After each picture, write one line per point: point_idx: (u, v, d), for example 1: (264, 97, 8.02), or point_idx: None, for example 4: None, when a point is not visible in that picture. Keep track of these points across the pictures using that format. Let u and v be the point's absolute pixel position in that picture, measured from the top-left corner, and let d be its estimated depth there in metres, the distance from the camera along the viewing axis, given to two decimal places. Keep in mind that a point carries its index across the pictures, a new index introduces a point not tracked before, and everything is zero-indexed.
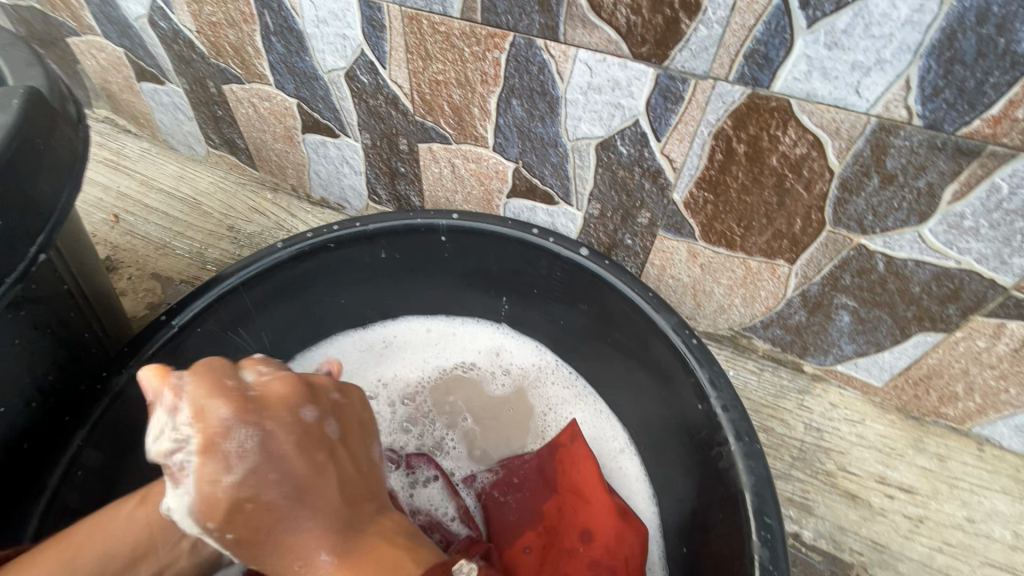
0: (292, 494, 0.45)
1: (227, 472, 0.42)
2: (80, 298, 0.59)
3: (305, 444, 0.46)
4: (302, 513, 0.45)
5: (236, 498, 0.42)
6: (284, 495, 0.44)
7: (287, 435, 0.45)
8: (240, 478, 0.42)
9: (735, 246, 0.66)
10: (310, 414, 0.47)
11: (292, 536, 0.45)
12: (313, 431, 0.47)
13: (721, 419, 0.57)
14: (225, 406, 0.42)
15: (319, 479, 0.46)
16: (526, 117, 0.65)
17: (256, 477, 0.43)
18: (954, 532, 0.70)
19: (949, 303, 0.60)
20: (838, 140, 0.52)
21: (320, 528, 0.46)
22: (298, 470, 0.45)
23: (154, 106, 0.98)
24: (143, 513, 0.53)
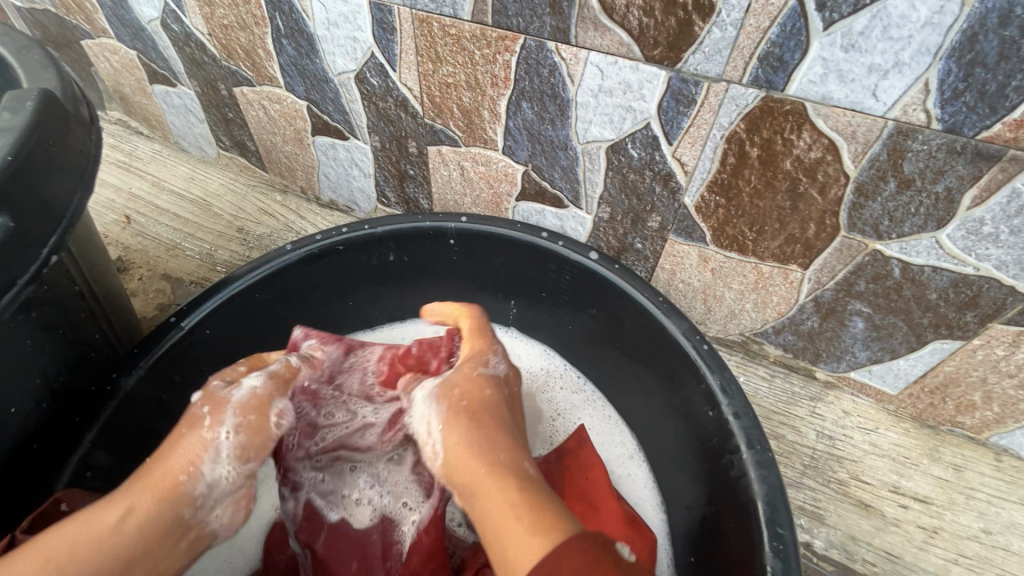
0: (500, 417, 0.53)
1: (487, 383, 0.56)
2: (92, 299, 0.60)
3: (495, 392, 0.57)
4: (490, 438, 0.51)
5: (467, 405, 0.53)
6: (474, 426, 0.52)
7: (488, 372, 0.57)
8: (461, 412, 0.53)
9: (746, 251, 0.65)
10: (498, 364, 0.59)
11: (489, 455, 0.49)
12: (496, 381, 0.57)
13: (732, 426, 0.56)
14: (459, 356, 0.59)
15: (503, 415, 0.54)
16: (536, 120, 0.65)
17: (455, 403, 0.53)
18: (970, 544, 0.68)
19: (967, 310, 0.59)
20: (854, 143, 0.51)
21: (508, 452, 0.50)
22: (484, 405, 0.54)
23: (166, 108, 0.99)
24: (133, 518, 0.46)
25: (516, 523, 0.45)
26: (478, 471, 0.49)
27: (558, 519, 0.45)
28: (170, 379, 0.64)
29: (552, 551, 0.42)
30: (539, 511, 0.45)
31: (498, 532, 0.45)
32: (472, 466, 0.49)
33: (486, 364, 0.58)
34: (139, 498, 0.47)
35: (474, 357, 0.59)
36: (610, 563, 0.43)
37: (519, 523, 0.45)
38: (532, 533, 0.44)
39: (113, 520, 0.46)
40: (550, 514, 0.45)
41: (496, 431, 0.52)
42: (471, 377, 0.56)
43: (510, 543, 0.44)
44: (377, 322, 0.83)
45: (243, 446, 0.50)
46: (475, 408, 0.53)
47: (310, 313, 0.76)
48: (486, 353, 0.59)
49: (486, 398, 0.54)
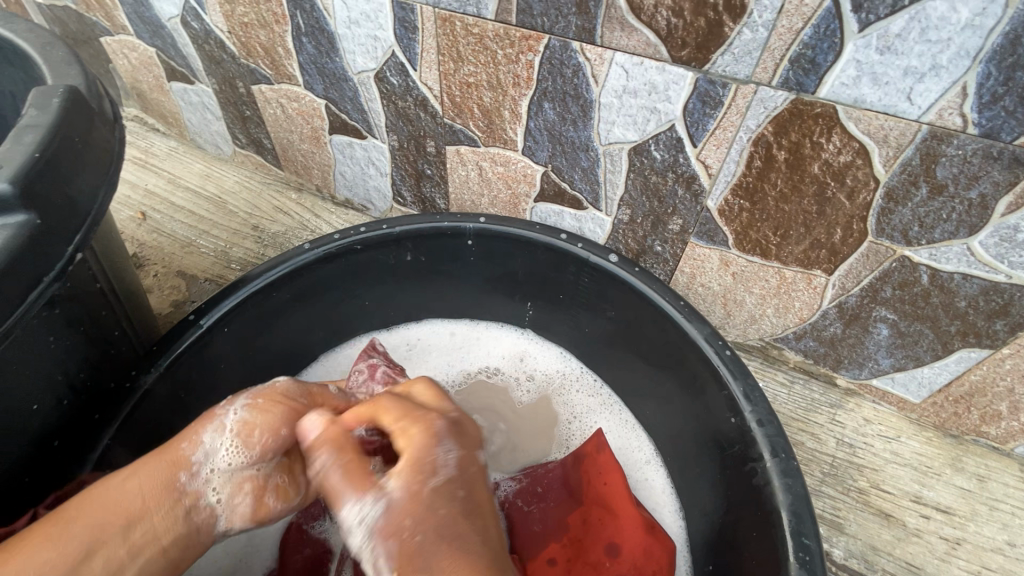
0: (445, 534, 0.42)
1: (428, 491, 0.43)
2: (112, 296, 0.60)
3: (440, 501, 0.43)
4: (449, 559, 0.41)
5: (399, 539, 0.41)
6: (424, 544, 0.41)
7: (424, 485, 0.43)
8: (411, 539, 0.41)
9: (769, 255, 0.64)
10: (449, 458, 0.45)
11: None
12: (438, 489, 0.43)
13: (756, 434, 0.55)
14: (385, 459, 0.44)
15: (471, 517, 0.44)
16: (557, 121, 0.64)
17: (391, 530, 0.41)
18: (994, 556, 0.67)
19: (997, 319, 0.58)
20: (886, 148, 0.50)
21: (474, 563, 0.41)
22: (436, 509, 0.43)
23: (183, 106, 0.99)
24: (136, 484, 0.48)
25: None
26: None
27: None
28: (188, 377, 0.64)
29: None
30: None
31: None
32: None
33: (432, 468, 0.44)
34: (148, 467, 0.49)
35: (418, 466, 0.44)
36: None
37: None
38: None
39: (123, 488, 0.47)
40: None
41: (449, 553, 0.41)
42: (414, 496, 0.43)
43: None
44: (393, 321, 0.82)
45: (249, 422, 0.50)
46: (417, 540, 0.41)
47: (327, 312, 0.76)
48: (432, 449, 0.44)
49: (420, 520, 0.42)
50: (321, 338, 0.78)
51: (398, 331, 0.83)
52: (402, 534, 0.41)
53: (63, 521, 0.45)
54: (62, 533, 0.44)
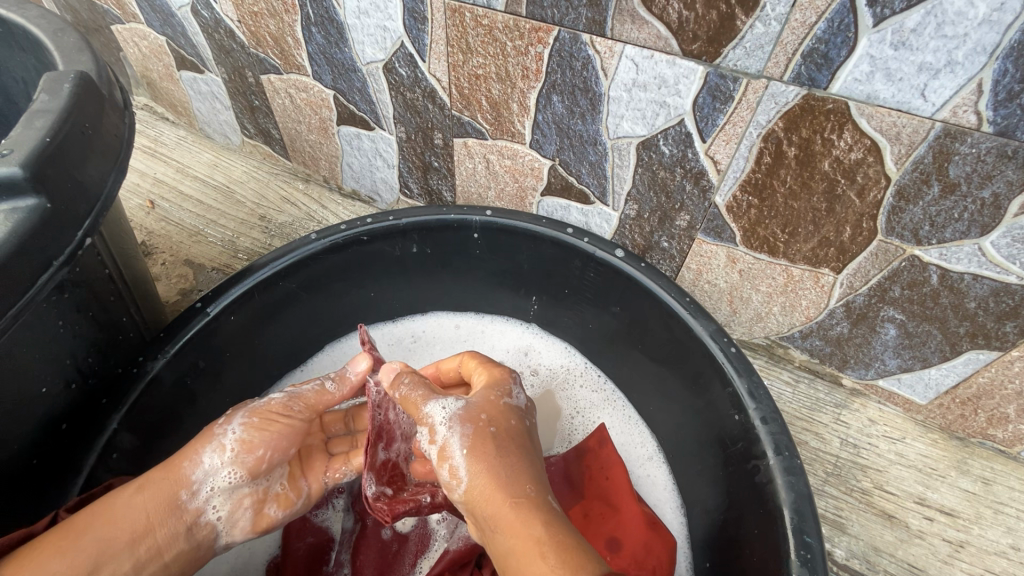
0: (515, 445, 0.53)
1: (508, 412, 0.55)
2: (120, 283, 0.60)
3: (513, 420, 0.55)
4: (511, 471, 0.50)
5: (486, 431, 0.52)
6: (495, 460, 0.51)
7: (504, 403, 0.56)
8: (497, 444, 0.52)
9: (777, 253, 0.64)
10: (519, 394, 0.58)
11: (505, 485, 0.49)
12: (516, 411, 0.56)
13: (759, 432, 0.55)
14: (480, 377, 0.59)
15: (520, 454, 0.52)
16: (566, 114, 0.64)
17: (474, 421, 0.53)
18: (997, 560, 0.67)
19: (1007, 321, 0.57)
20: (898, 145, 0.50)
21: (532, 482, 0.50)
22: (502, 432, 0.53)
23: (192, 95, 0.99)
24: (143, 497, 0.52)
25: (549, 553, 0.44)
26: (501, 503, 0.48)
27: (588, 556, 0.45)
28: (195, 364, 0.64)
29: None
30: (562, 537, 0.46)
31: (521, 561, 0.45)
32: (501, 496, 0.49)
33: (509, 395, 0.57)
34: (155, 483, 0.53)
35: (498, 386, 0.57)
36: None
37: (544, 558, 0.44)
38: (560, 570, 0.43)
39: (129, 495, 0.52)
40: (580, 554, 0.44)
41: (519, 466, 0.51)
42: (497, 405, 0.55)
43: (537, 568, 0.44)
44: (399, 313, 0.83)
45: (248, 441, 0.56)
46: (503, 439, 0.52)
47: (332, 303, 0.76)
48: (508, 381, 0.58)
49: (506, 427, 0.54)
50: (326, 329, 0.78)
51: (403, 323, 0.83)
52: (488, 431, 0.52)
53: (75, 523, 0.50)
54: (73, 541, 0.49)
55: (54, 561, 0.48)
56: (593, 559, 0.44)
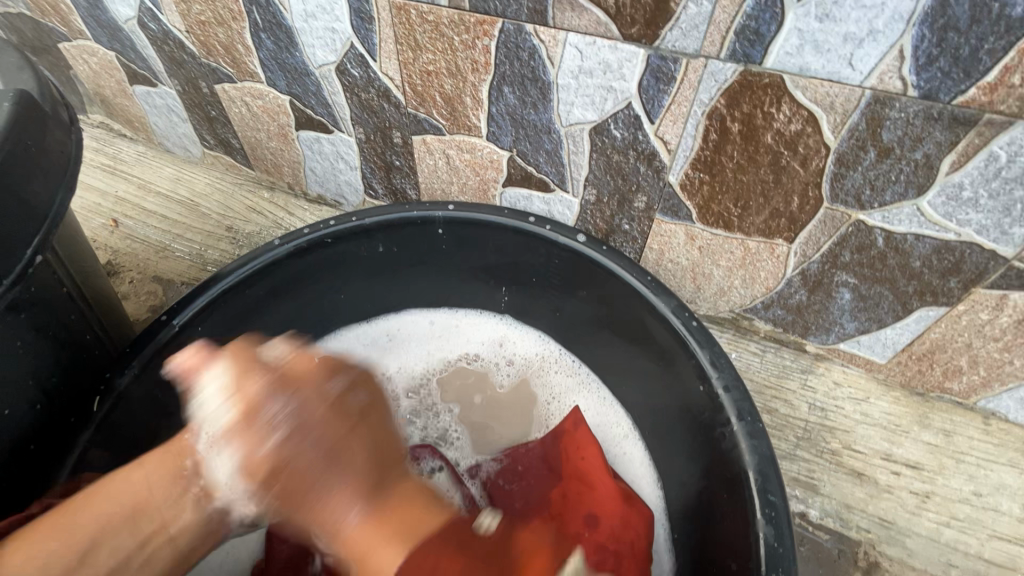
0: (327, 457, 0.53)
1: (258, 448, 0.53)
2: (81, 301, 0.59)
3: (331, 415, 0.55)
4: (336, 475, 0.53)
5: (281, 468, 0.53)
6: (316, 460, 0.53)
7: (328, 396, 0.56)
8: (279, 434, 0.53)
9: (732, 227, 0.66)
10: (338, 388, 0.56)
11: (325, 504, 0.53)
12: (337, 404, 0.55)
13: (723, 400, 0.57)
14: (261, 383, 0.55)
15: (348, 442, 0.54)
16: (518, 105, 0.65)
17: (292, 442, 0.53)
18: (962, 506, 0.70)
19: (951, 277, 0.60)
20: (833, 114, 0.52)
21: (354, 489, 0.53)
22: (326, 439, 0.54)
23: (148, 109, 0.98)
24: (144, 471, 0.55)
25: (381, 543, 0.51)
26: (303, 469, 0.53)
27: (400, 537, 0.51)
28: (165, 377, 0.64)
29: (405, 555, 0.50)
30: (395, 529, 0.52)
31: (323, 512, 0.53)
32: (303, 465, 0.53)
33: (326, 389, 0.56)
34: (155, 462, 0.55)
35: (317, 375, 0.56)
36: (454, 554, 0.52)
37: (384, 544, 0.51)
38: (388, 549, 0.51)
39: (141, 479, 0.54)
40: (414, 518, 0.53)
41: (346, 467, 0.54)
42: (321, 414, 0.55)
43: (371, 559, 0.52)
44: (372, 313, 0.83)
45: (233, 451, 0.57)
46: (314, 462, 0.53)
47: (304, 307, 0.76)
48: (263, 404, 0.54)
49: (253, 463, 0.53)
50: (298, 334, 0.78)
51: (378, 322, 0.83)
52: (306, 451, 0.54)
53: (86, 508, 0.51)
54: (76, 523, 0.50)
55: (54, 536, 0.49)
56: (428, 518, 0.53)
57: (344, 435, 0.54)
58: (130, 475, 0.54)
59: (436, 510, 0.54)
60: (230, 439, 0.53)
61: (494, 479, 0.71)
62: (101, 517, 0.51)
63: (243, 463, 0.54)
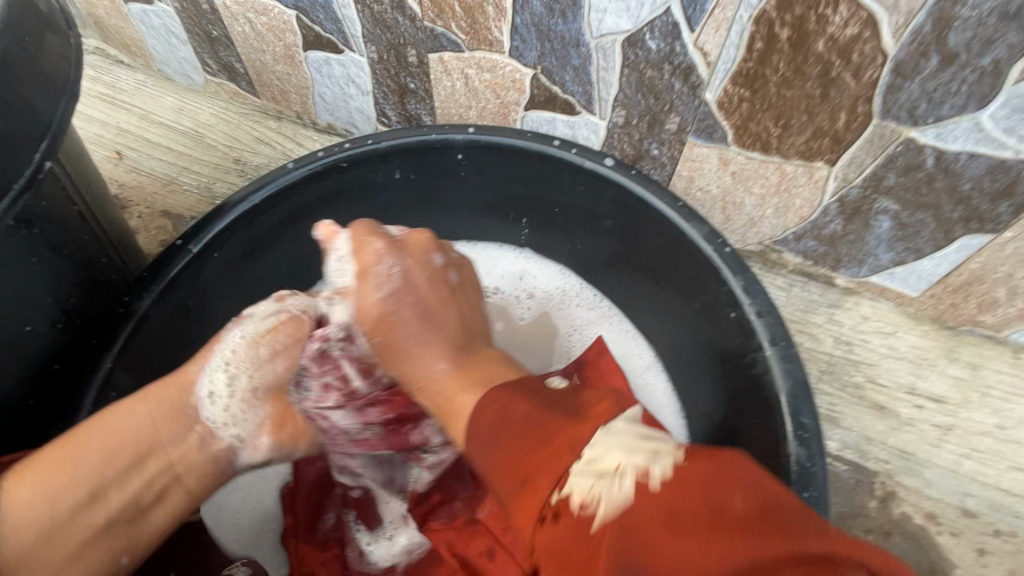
0: (425, 319, 0.50)
1: (377, 291, 0.52)
2: (93, 222, 0.57)
3: (433, 278, 0.54)
4: (429, 329, 0.49)
5: (384, 323, 0.51)
6: (418, 314, 0.50)
7: (427, 271, 0.54)
8: (386, 290, 0.52)
9: (769, 149, 0.62)
10: (441, 261, 0.56)
11: (415, 351, 0.48)
12: (439, 273, 0.55)
13: (756, 325, 0.56)
14: (434, 253, 0.56)
15: (446, 306, 0.52)
16: (545, 14, 0.60)
17: (396, 297, 0.52)
18: (983, 439, 0.71)
19: (1002, 201, 0.57)
20: (896, 16, 0.47)
21: (438, 345, 0.47)
22: (451, 326, 0.49)
23: (145, 31, 0.92)
24: (149, 404, 0.54)
25: (459, 384, 0.43)
26: (488, 359, 0.47)
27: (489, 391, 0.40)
28: (182, 304, 0.63)
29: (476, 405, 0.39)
30: (481, 378, 0.43)
31: (449, 415, 0.42)
32: (450, 330, 0.49)
33: (430, 258, 0.56)
34: (160, 394, 0.55)
35: (416, 248, 0.56)
36: (529, 398, 0.38)
37: (463, 395, 0.42)
38: (466, 394, 0.42)
39: (141, 414, 0.53)
40: (501, 400, 0.38)
41: (430, 336, 0.48)
42: (436, 292, 0.53)
43: (454, 400, 0.42)
44: None
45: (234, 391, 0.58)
46: (438, 309, 0.51)
47: (319, 238, 0.74)
48: (368, 237, 0.56)
49: (366, 302, 0.53)
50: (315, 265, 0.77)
51: None
52: (415, 302, 0.51)
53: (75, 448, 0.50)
54: (73, 461, 0.50)
55: (56, 471, 0.49)
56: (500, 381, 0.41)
57: (444, 309, 0.51)
58: (131, 411, 0.53)
59: (513, 367, 0.46)
60: (351, 283, 0.56)
61: None
62: (104, 450, 0.51)
63: (358, 313, 0.54)
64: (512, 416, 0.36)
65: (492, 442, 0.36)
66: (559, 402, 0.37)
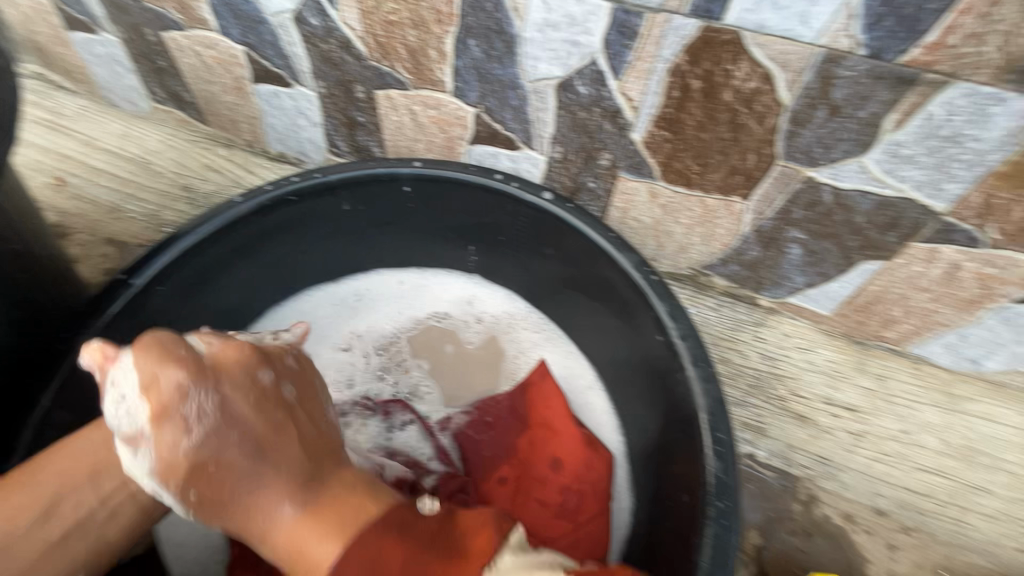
0: (255, 456, 0.45)
1: (184, 437, 0.44)
2: (31, 260, 0.58)
3: (260, 402, 0.46)
4: (263, 475, 0.45)
5: (202, 470, 0.44)
6: (244, 453, 0.45)
7: (255, 381, 0.47)
8: (194, 436, 0.44)
9: (692, 184, 0.68)
10: (268, 377, 0.48)
11: (255, 493, 0.45)
12: (268, 393, 0.47)
13: (679, 348, 0.60)
14: (185, 371, 0.44)
15: (284, 435, 0.47)
16: (484, 59, 0.64)
17: (216, 439, 0.44)
18: (891, 443, 0.77)
19: (889, 231, 0.64)
20: (788, 73, 0.53)
21: (282, 487, 0.46)
22: (256, 428, 0.46)
23: (88, 59, 0.91)
24: (68, 459, 0.51)
25: (307, 530, 0.45)
26: (332, 499, 0.47)
27: (342, 534, 0.45)
28: (128, 337, 0.63)
29: (339, 557, 0.44)
30: (331, 523, 0.46)
31: (298, 562, 0.46)
32: (282, 481, 0.46)
33: (258, 377, 0.47)
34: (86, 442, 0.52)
35: (246, 361, 0.47)
36: (395, 542, 0.45)
37: (319, 542, 0.45)
38: (324, 544, 0.45)
39: (65, 467, 0.50)
40: (335, 515, 0.46)
41: (268, 480, 0.45)
42: (251, 408, 0.46)
43: (304, 556, 0.45)
44: (340, 273, 0.82)
45: None
46: (272, 430, 0.46)
47: (269, 268, 0.75)
48: (172, 376, 0.44)
49: (167, 456, 0.44)
50: (265, 294, 0.78)
51: (346, 282, 0.83)
52: (240, 445, 0.45)
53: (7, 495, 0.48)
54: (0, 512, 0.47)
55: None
56: (356, 506, 0.47)
57: (286, 440, 0.47)
58: (71, 455, 0.51)
59: (364, 500, 0.48)
60: (150, 424, 0.44)
61: (464, 431, 0.74)
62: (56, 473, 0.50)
63: (158, 463, 0.45)
64: (385, 567, 0.44)
65: (359, 570, 0.44)
66: (425, 535, 0.47)
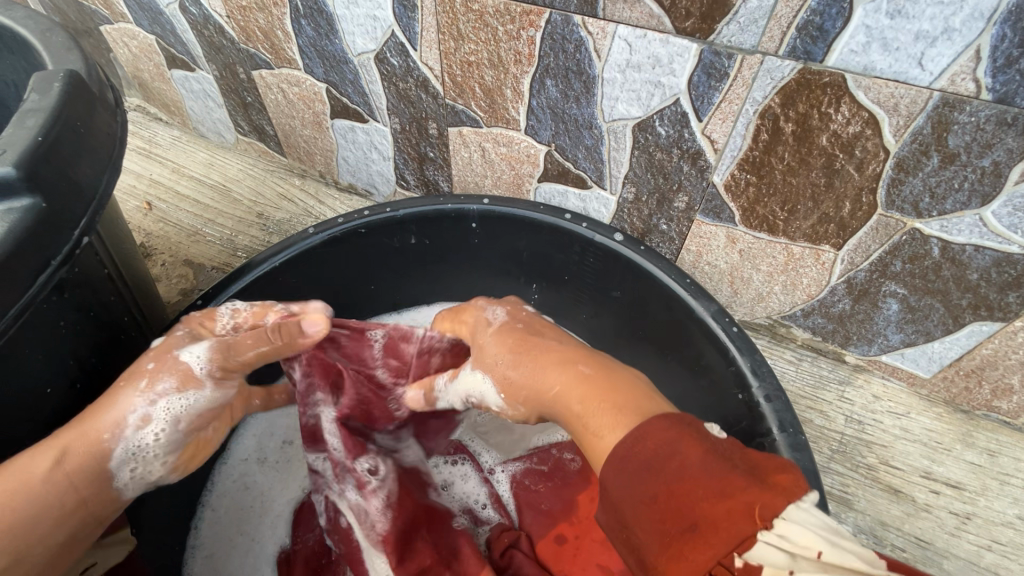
0: (575, 388, 0.49)
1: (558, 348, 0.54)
2: (120, 283, 0.60)
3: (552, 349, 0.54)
4: (584, 370, 0.50)
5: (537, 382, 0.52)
6: (591, 383, 0.49)
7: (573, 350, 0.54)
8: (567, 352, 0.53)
9: (777, 231, 0.64)
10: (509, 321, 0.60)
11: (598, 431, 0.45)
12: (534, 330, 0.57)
13: (763, 409, 0.56)
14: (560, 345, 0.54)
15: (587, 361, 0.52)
16: (560, 99, 0.63)
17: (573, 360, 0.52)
18: (1004, 530, 0.67)
19: (1010, 291, 0.57)
20: (897, 117, 0.49)
21: (610, 411, 0.45)
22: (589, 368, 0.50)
23: (185, 94, 0.98)
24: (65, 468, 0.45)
25: (598, 407, 0.46)
26: (606, 413, 0.45)
27: (630, 407, 0.45)
28: None
29: (628, 433, 0.43)
30: (614, 404, 0.46)
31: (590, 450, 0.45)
32: (600, 403, 0.46)
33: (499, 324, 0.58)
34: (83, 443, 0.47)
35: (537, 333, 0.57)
36: (696, 443, 0.40)
37: (605, 424, 0.45)
38: (607, 428, 0.44)
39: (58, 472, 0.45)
40: (627, 402, 0.46)
41: (536, 361, 0.53)
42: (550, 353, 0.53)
43: (590, 434, 0.45)
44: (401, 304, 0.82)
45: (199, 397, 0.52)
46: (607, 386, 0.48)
47: (334, 298, 0.76)
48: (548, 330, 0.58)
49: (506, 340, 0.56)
50: None
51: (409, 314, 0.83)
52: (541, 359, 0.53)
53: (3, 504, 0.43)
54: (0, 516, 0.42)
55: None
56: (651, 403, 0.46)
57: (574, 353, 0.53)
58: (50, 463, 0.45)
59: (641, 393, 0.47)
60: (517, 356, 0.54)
61: (520, 479, 0.70)
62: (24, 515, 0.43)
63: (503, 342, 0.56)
64: (678, 455, 0.40)
65: (652, 477, 0.40)
66: (720, 459, 0.39)
